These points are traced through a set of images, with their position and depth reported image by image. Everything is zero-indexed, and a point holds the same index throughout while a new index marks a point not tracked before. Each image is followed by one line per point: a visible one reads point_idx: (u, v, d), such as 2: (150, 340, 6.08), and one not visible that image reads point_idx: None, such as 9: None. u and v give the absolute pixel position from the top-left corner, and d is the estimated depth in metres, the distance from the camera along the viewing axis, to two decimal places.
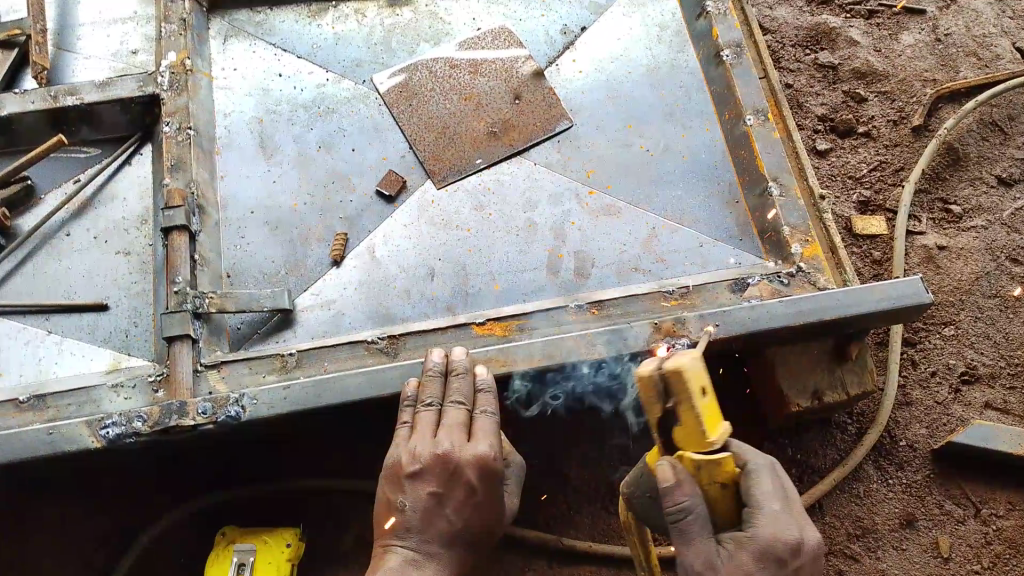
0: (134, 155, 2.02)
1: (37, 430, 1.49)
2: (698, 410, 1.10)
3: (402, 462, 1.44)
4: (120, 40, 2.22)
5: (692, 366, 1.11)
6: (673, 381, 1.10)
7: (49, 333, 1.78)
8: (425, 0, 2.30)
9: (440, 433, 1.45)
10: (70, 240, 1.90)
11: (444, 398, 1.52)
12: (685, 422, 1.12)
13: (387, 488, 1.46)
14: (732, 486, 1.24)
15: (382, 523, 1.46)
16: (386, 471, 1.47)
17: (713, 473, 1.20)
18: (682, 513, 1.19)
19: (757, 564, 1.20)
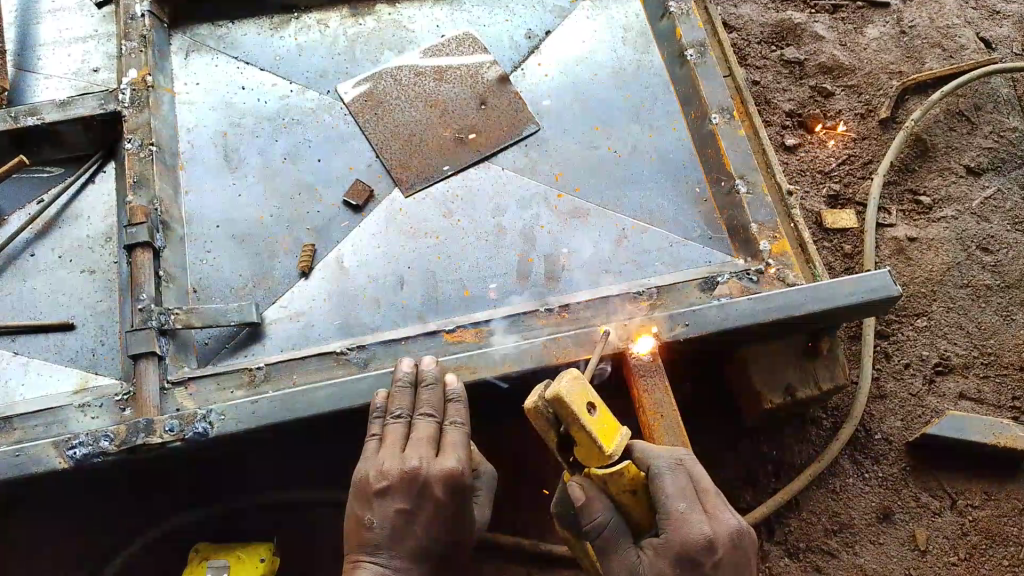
0: (98, 172, 2.00)
1: (3, 452, 1.48)
2: (585, 425, 1.17)
3: (370, 478, 1.41)
4: (82, 59, 2.20)
5: (575, 390, 1.19)
6: (558, 406, 1.18)
7: (15, 355, 1.75)
8: (388, 9, 2.29)
9: (406, 450, 1.44)
10: (35, 260, 1.88)
11: (414, 409, 1.51)
12: (579, 437, 1.19)
13: (354, 505, 1.44)
14: (644, 491, 1.30)
15: (353, 539, 1.44)
16: (354, 488, 1.44)
17: (621, 483, 1.27)
18: (600, 528, 1.28)
19: (673, 568, 1.24)
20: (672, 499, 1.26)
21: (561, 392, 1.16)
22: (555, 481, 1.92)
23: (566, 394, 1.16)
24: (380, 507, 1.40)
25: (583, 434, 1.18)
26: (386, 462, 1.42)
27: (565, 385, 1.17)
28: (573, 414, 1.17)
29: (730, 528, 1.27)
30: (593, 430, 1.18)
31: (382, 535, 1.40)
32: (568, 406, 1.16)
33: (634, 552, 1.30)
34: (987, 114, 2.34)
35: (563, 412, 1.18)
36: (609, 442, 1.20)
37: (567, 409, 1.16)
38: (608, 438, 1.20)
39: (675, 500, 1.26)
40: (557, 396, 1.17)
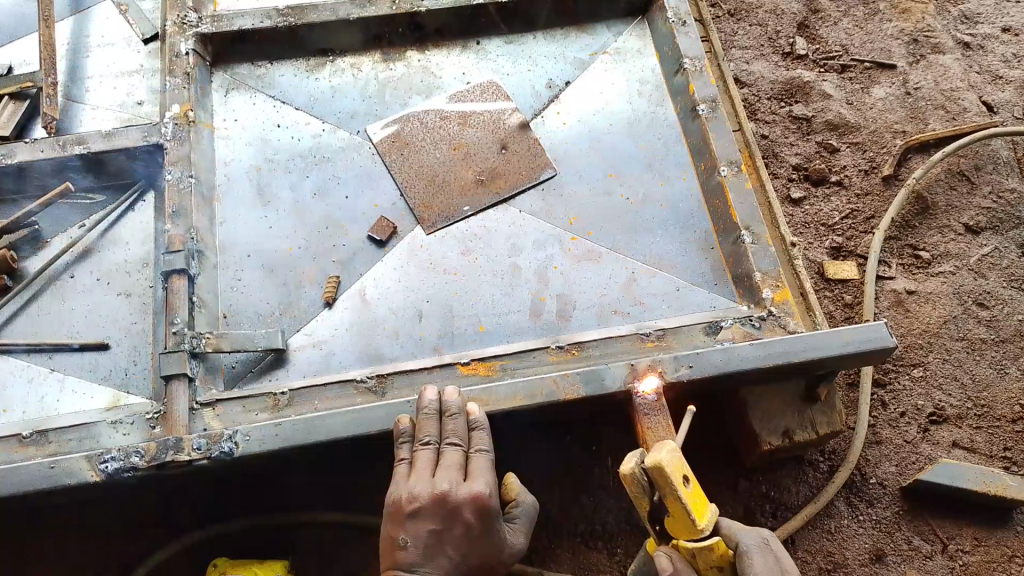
0: (137, 202, 2.11)
1: (38, 464, 1.58)
2: (682, 500, 1.27)
3: (402, 500, 1.51)
4: (127, 91, 2.33)
5: (671, 460, 1.28)
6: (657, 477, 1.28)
7: (52, 371, 1.85)
8: (419, 55, 2.42)
9: (436, 473, 1.54)
10: (74, 282, 1.99)
11: (441, 437, 1.60)
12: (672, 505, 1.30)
13: (389, 523, 1.53)
14: (728, 566, 1.40)
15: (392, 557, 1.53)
16: (389, 508, 1.54)
17: (709, 557, 1.37)
18: None
19: None
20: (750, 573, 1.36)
21: (664, 466, 1.26)
22: (561, 512, 1.98)
23: (661, 467, 1.25)
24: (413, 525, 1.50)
25: (680, 507, 1.28)
26: (417, 482, 1.52)
27: (661, 457, 1.26)
28: (666, 485, 1.27)
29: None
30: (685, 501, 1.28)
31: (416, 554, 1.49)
32: (662, 478, 1.26)
33: None
34: (988, 175, 2.43)
35: (661, 485, 1.28)
36: (701, 516, 1.31)
37: (667, 482, 1.26)
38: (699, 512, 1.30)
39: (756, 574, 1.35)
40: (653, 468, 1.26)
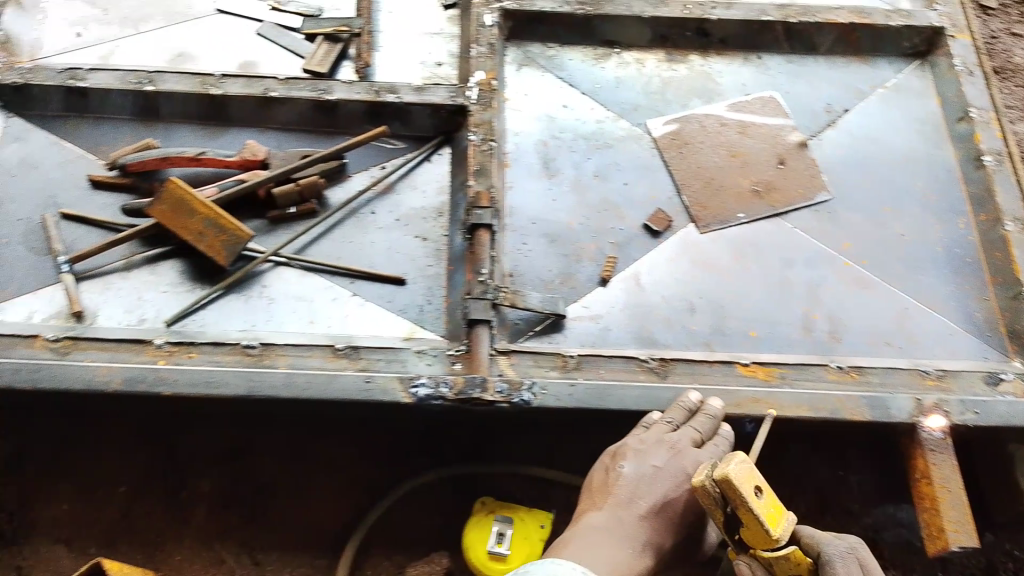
0: (433, 154, 2.26)
1: (355, 378, 1.73)
2: (752, 508, 1.30)
3: (628, 442, 1.62)
4: (428, 52, 2.45)
5: (742, 471, 1.31)
6: (728, 487, 1.31)
7: (354, 295, 2.01)
8: (700, 60, 2.49)
9: (671, 433, 1.62)
10: (374, 218, 2.15)
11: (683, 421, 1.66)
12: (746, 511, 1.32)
13: (605, 460, 1.64)
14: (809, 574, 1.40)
15: (598, 488, 1.60)
16: (608, 450, 1.65)
17: (787, 566, 1.39)
18: None
19: None
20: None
21: (730, 471, 1.30)
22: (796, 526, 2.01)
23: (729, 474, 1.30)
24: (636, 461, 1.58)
25: (748, 515, 1.31)
26: (651, 433, 1.63)
27: (730, 469, 1.30)
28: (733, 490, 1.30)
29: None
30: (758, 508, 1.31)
31: (628, 484, 1.55)
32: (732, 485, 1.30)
33: None
34: None
35: (733, 495, 1.30)
36: (775, 526, 1.33)
37: (738, 493, 1.29)
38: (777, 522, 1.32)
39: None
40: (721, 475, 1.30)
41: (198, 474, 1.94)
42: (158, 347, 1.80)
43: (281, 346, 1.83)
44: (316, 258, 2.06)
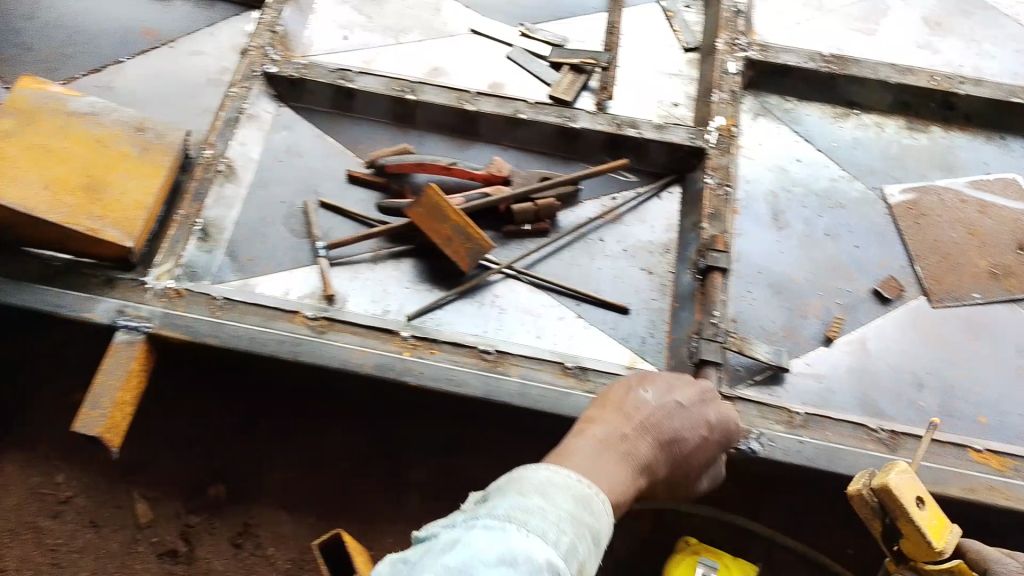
0: (662, 191, 2.32)
1: (586, 399, 1.82)
2: (915, 520, 1.20)
3: (658, 376, 1.44)
4: (665, 92, 2.49)
5: (905, 481, 1.21)
6: (888, 497, 1.21)
7: (579, 317, 2.09)
8: (942, 132, 2.47)
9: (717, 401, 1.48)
10: (603, 245, 2.23)
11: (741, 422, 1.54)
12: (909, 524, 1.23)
13: (621, 384, 1.41)
14: None
15: (612, 402, 1.35)
16: (630, 376, 1.44)
17: None
18: None
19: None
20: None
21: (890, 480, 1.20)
22: None
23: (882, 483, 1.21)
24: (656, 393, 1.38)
25: (910, 527, 1.21)
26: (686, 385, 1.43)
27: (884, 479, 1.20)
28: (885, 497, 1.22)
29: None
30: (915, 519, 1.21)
31: (654, 410, 1.34)
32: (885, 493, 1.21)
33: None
34: None
35: (894, 505, 1.20)
36: (938, 538, 1.22)
37: (899, 504, 1.19)
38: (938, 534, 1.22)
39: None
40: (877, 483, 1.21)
41: (415, 464, 2.07)
42: (404, 338, 1.96)
43: (513, 355, 1.94)
44: (543, 276, 2.16)
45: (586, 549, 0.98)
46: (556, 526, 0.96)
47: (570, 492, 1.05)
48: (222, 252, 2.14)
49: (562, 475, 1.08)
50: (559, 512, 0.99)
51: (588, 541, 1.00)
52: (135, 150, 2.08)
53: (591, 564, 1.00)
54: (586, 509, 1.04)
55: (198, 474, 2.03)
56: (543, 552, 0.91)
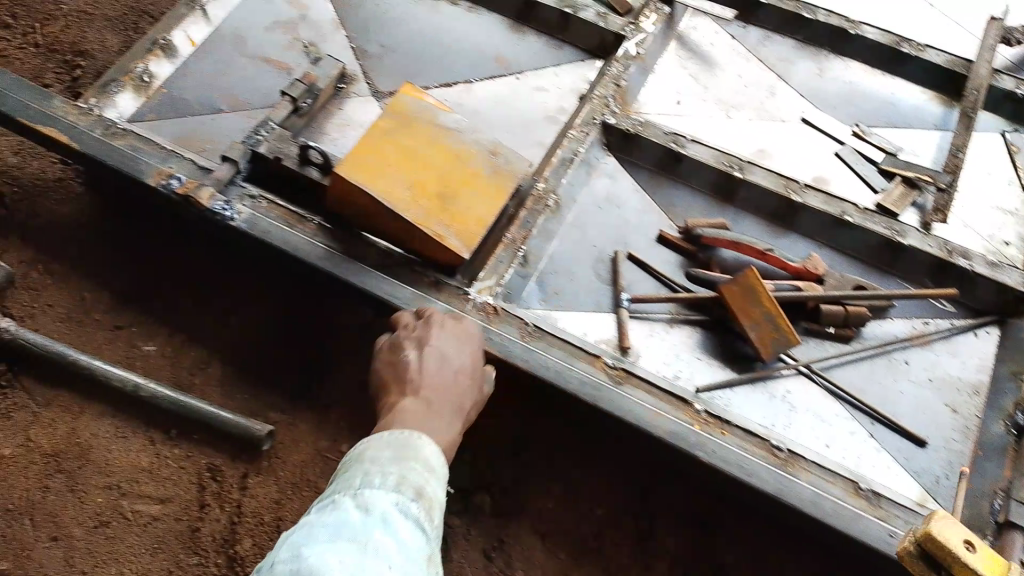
0: (982, 329, 2.27)
1: (880, 527, 1.84)
2: (968, 561, 1.31)
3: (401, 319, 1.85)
4: (995, 228, 2.40)
5: (943, 527, 1.37)
6: (931, 541, 1.37)
7: (870, 436, 2.13)
8: None
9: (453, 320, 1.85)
10: (906, 368, 2.23)
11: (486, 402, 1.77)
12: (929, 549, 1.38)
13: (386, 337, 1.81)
14: None
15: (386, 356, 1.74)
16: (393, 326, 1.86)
17: None
18: None
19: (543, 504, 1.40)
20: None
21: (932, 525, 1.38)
22: None
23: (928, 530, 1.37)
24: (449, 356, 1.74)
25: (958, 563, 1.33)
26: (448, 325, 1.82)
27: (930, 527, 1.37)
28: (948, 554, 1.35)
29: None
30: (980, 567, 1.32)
31: (431, 359, 1.69)
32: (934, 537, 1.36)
33: None
34: None
35: (942, 547, 1.35)
36: None
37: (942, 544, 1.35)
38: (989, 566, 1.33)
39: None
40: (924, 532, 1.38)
41: (665, 531, 2.14)
42: (697, 411, 2.02)
43: (805, 459, 1.96)
44: (840, 382, 2.21)
45: (417, 479, 1.33)
46: (377, 474, 1.31)
47: (384, 441, 1.40)
48: (533, 280, 2.26)
49: (385, 437, 1.42)
50: (380, 463, 1.35)
51: (422, 477, 1.34)
52: (487, 171, 2.20)
53: (433, 492, 1.33)
54: (404, 450, 1.40)
55: (466, 480, 2.19)
56: (384, 499, 1.26)
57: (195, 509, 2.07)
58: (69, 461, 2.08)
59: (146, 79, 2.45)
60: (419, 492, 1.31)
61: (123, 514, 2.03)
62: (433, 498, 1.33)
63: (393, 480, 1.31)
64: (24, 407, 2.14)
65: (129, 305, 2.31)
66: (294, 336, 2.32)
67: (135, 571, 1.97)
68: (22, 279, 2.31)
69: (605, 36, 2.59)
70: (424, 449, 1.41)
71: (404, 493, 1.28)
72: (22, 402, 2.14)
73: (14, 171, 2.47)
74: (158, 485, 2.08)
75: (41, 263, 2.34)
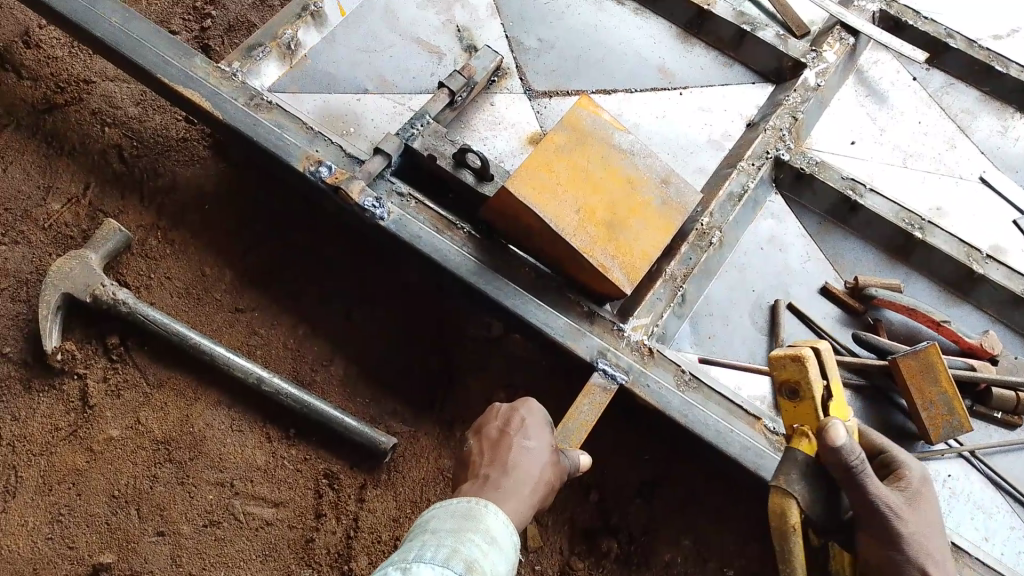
0: None
1: None
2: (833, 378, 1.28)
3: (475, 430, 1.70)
4: None
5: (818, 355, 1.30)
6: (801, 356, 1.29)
7: None
8: None
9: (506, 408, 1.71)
10: None
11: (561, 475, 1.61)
12: (799, 406, 1.28)
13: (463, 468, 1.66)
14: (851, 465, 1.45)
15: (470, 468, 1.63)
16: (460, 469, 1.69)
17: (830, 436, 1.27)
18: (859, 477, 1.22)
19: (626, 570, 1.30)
20: (908, 509, 1.30)
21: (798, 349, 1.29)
22: None
23: (808, 360, 1.25)
24: (535, 444, 1.60)
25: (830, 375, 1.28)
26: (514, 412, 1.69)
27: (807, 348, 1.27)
28: (812, 386, 1.25)
29: (913, 527, 1.29)
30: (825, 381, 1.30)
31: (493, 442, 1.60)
32: (812, 368, 1.25)
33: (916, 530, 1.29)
34: None
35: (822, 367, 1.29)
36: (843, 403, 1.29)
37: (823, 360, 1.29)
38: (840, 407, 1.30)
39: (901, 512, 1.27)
40: (792, 355, 1.25)
41: None
42: None
43: (969, 554, 1.82)
44: (1002, 471, 2.06)
45: (473, 552, 1.23)
46: (432, 547, 1.22)
47: (448, 515, 1.32)
48: (687, 320, 2.12)
49: (446, 506, 1.35)
50: (438, 536, 1.26)
51: (478, 551, 1.25)
52: (657, 201, 2.03)
53: (489, 568, 1.23)
54: (467, 521, 1.31)
55: (594, 520, 2.05)
56: (426, 570, 1.17)
57: (311, 517, 1.93)
58: (181, 450, 1.93)
59: (292, 46, 2.31)
60: (471, 565, 1.20)
61: (235, 516, 1.89)
62: (487, 573, 1.21)
63: (445, 555, 1.21)
64: (136, 386, 1.99)
65: (253, 287, 2.15)
66: (422, 342, 2.15)
67: None
68: (139, 245, 2.15)
69: (784, 60, 2.41)
70: (489, 519, 1.32)
71: (451, 567, 1.18)
72: (135, 379, 1.99)
73: (135, 124, 2.29)
74: (274, 487, 1.94)
75: (159, 229, 2.18)
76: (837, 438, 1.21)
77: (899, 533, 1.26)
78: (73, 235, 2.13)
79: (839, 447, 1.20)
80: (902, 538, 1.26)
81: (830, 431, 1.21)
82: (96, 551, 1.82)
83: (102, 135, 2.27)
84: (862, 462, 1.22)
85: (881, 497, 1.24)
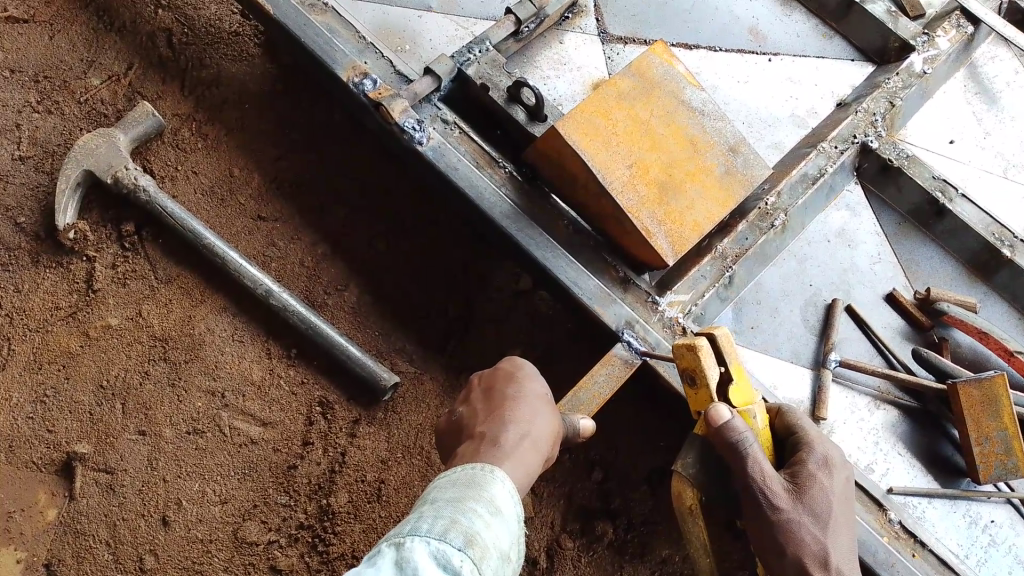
0: None
1: None
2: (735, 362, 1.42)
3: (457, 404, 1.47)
4: None
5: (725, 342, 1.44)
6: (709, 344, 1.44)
7: None
8: None
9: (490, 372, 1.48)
10: None
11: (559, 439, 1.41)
12: (699, 393, 1.44)
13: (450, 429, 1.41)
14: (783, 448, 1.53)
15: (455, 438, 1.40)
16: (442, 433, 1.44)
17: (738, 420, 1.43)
18: (742, 456, 1.35)
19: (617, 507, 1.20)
20: (800, 494, 1.39)
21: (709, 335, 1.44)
22: None
23: (700, 350, 1.39)
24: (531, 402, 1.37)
25: (733, 363, 1.42)
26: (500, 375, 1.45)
27: (703, 338, 1.40)
28: (706, 374, 1.40)
29: (793, 509, 1.38)
30: (725, 366, 1.42)
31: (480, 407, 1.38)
32: (704, 357, 1.39)
33: (797, 520, 1.38)
34: None
35: (722, 352, 1.41)
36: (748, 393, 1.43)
37: (725, 350, 1.41)
38: (742, 390, 1.42)
39: (781, 492, 1.38)
40: (687, 345, 1.40)
41: None
42: (891, 521, 1.67)
43: None
44: None
45: (473, 523, 1.04)
46: (426, 520, 1.03)
47: (448, 485, 1.13)
48: (730, 306, 1.93)
49: (447, 476, 1.16)
50: (435, 506, 1.07)
51: (479, 522, 1.05)
52: (720, 169, 1.82)
53: (491, 543, 1.04)
54: (468, 488, 1.12)
55: (593, 500, 1.91)
56: (420, 547, 0.98)
57: (298, 444, 1.84)
58: (178, 351, 1.86)
59: None
60: (471, 537, 1.01)
61: (220, 428, 1.82)
62: (489, 546, 1.03)
63: (443, 528, 1.02)
64: (144, 278, 1.91)
65: (279, 198, 2.05)
66: (444, 281, 2.03)
67: (219, 494, 1.77)
68: (171, 134, 2.07)
69: (891, 40, 2.17)
70: (492, 486, 1.13)
71: (448, 542, 0.99)
72: (144, 272, 1.92)
73: (189, 10, 2.17)
74: (265, 405, 1.85)
75: (195, 122, 2.09)
76: (720, 421, 1.35)
77: (773, 517, 1.38)
78: (108, 113, 2.07)
79: (721, 427, 1.35)
80: (778, 522, 1.38)
81: (715, 413, 1.36)
82: (75, 439, 1.78)
83: (153, 16, 2.16)
84: (746, 441, 1.35)
85: (756, 472, 1.36)
